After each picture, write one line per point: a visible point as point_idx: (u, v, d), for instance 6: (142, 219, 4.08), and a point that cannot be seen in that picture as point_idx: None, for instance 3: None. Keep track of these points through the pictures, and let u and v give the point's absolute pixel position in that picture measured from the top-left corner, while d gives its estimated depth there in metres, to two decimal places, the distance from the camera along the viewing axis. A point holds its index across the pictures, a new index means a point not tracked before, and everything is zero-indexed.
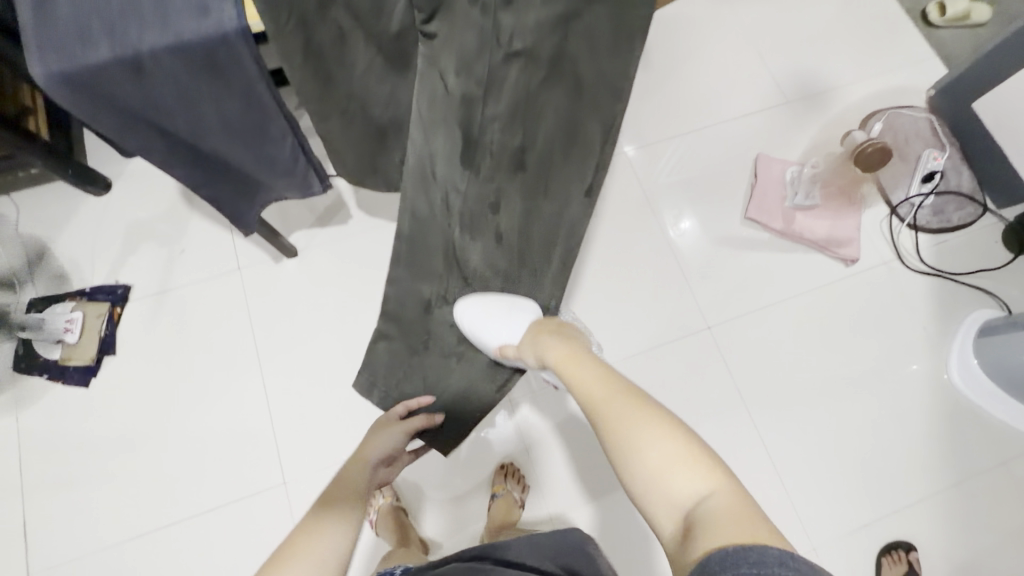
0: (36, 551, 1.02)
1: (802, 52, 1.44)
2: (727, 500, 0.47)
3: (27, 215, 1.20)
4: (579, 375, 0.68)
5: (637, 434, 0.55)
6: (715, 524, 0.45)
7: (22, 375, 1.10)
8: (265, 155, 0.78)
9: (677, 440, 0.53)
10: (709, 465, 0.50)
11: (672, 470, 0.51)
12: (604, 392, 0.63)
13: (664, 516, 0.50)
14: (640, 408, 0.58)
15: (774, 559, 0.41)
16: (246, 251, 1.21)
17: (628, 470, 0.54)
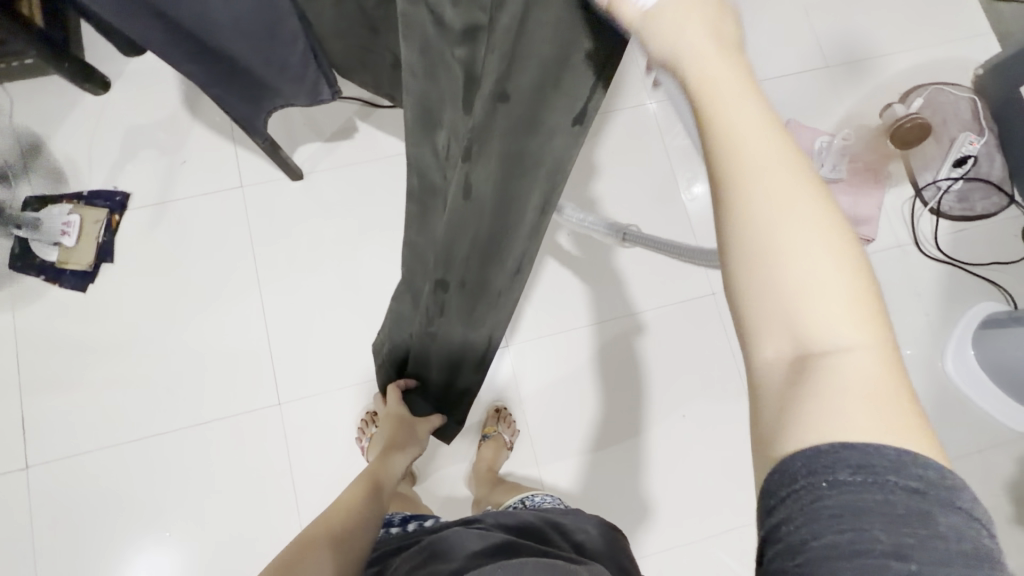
0: (35, 445, 1.04)
1: (851, 13, 1.35)
2: (882, 370, 0.26)
3: (22, 109, 1.14)
4: (719, 80, 0.26)
5: (781, 221, 0.27)
6: (847, 406, 0.26)
7: (19, 274, 1.09)
8: (275, 58, 0.74)
9: (840, 268, 0.27)
10: (870, 300, 0.27)
11: (820, 303, 0.27)
12: (753, 113, 0.26)
13: (768, 337, 0.27)
14: (797, 164, 0.27)
15: (893, 463, 0.25)
16: (250, 170, 1.17)
17: (740, 269, 0.27)
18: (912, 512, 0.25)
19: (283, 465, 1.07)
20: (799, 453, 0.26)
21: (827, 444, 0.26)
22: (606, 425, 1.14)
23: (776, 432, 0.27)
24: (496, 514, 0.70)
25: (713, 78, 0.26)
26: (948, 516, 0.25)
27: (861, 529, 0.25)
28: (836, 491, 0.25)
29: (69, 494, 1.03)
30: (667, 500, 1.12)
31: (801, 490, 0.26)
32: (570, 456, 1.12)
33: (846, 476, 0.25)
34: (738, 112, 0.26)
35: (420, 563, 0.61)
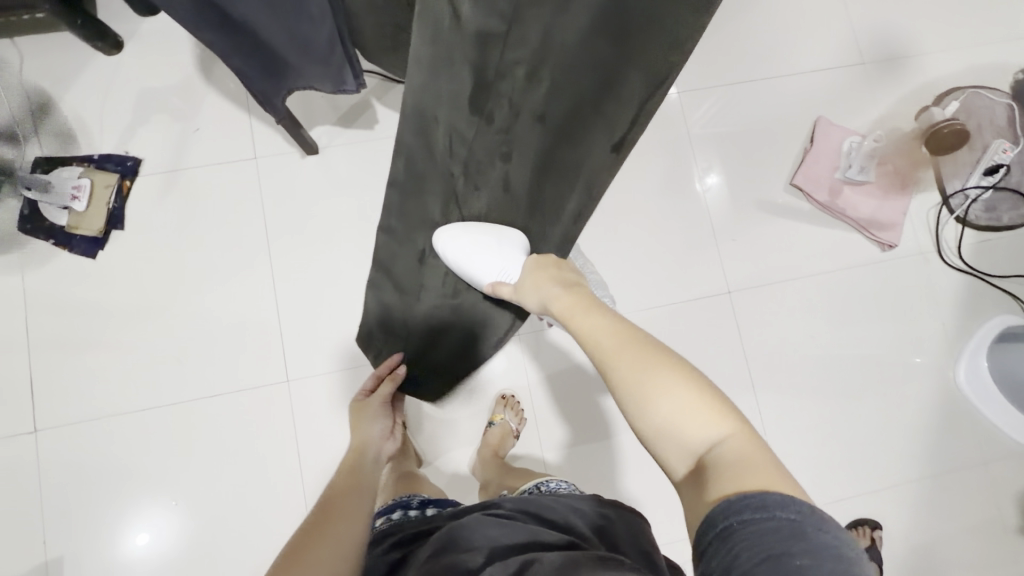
0: (42, 407, 1.04)
1: (892, 7, 1.29)
2: (740, 446, 0.46)
3: (31, 64, 1.11)
4: (577, 315, 0.64)
5: (647, 381, 0.52)
6: (729, 468, 0.44)
7: (27, 236, 1.07)
8: (301, 37, 0.72)
9: (690, 392, 0.50)
10: (719, 406, 0.49)
11: (685, 415, 0.49)
12: (606, 333, 0.59)
13: (675, 458, 0.49)
14: (644, 347, 0.55)
15: (775, 501, 0.39)
16: (264, 141, 1.14)
17: (636, 416, 0.51)
18: (792, 527, 0.37)
19: (290, 440, 1.07)
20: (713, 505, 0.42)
21: (734, 495, 0.41)
22: (613, 417, 1.14)
23: (699, 507, 0.44)
24: (513, 502, 0.70)
25: (575, 313, 0.64)
26: (818, 534, 0.37)
27: (770, 546, 0.36)
28: (746, 524, 0.39)
29: (78, 459, 1.04)
30: (668, 494, 1.13)
31: (723, 528, 0.40)
32: (575, 446, 1.13)
33: (749, 513, 0.39)
34: (595, 331, 0.61)
35: (439, 550, 0.61)
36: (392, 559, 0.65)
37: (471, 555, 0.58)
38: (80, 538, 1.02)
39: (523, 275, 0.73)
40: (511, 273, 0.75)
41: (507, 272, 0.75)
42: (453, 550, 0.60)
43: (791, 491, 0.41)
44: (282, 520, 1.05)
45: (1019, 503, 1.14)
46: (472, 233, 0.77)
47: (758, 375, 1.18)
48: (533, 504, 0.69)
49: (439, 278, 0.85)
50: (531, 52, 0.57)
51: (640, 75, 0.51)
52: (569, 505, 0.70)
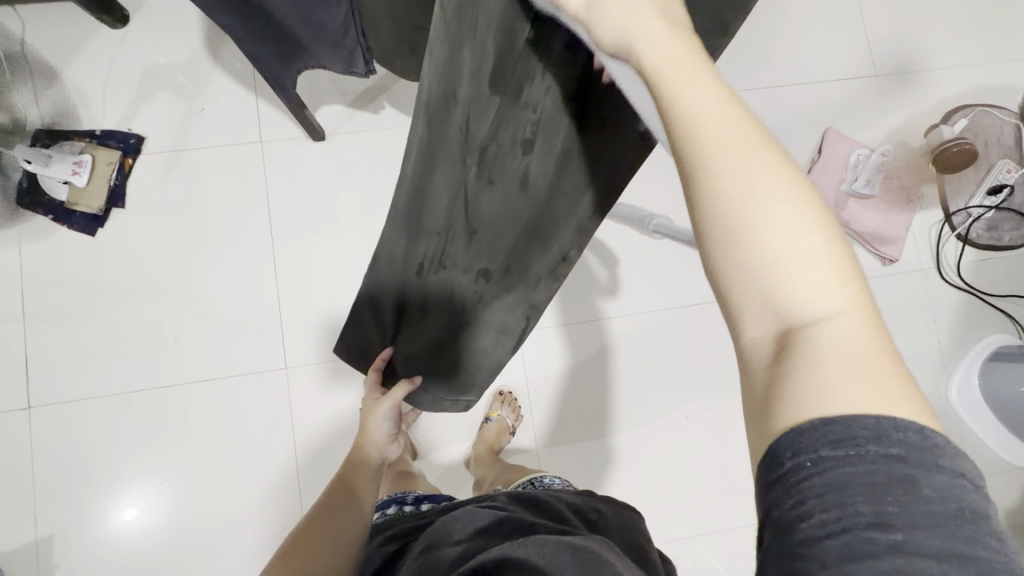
0: (37, 385, 1.04)
1: (907, 21, 1.29)
2: (864, 333, 0.26)
3: (33, 34, 1.08)
4: (673, 63, 0.27)
5: (744, 201, 0.26)
6: (836, 379, 0.25)
7: (26, 211, 1.06)
8: (314, 18, 0.69)
9: (819, 231, 0.26)
10: (846, 265, 0.26)
11: (798, 274, 0.26)
12: (712, 93, 0.27)
13: (749, 313, 0.27)
14: (760, 140, 0.27)
15: (869, 431, 0.24)
16: (270, 124, 1.13)
17: (716, 255, 0.27)
18: (884, 476, 0.24)
19: (286, 427, 1.07)
20: (782, 436, 0.25)
21: (808, 423, 0.25)
22: (608, 418, 1.15)
23: (755, 428, 0.27)
24: (505, 493, 0.72)
25: (666, 61, 0.27)
26: (932, 477, 0.23)
27: (846, 496, 0.24)
28: (818, 471, 0.24)
29: (71, 437, 1.03)
30: (657, 496, 1.14)
31: (787, 473, 0.25)
32: (569, 444, 1.14)
33: (827, 451, 0.24)
34: (694, 92, 0.26)
35: (434, 542, 0.61)
36: (388, 550, 0.66)
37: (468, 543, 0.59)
38: (71, 516, 1.01)
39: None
40: None
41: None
42: (448, 540, 0.60)
43: (914, 410, 0.25)
44: (274, 506, 1.05)
45: (999, 519, 1.17)
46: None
47: None
48: (524, 492, 0.72)
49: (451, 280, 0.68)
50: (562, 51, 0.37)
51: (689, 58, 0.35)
52: (561, 497, 0.71)
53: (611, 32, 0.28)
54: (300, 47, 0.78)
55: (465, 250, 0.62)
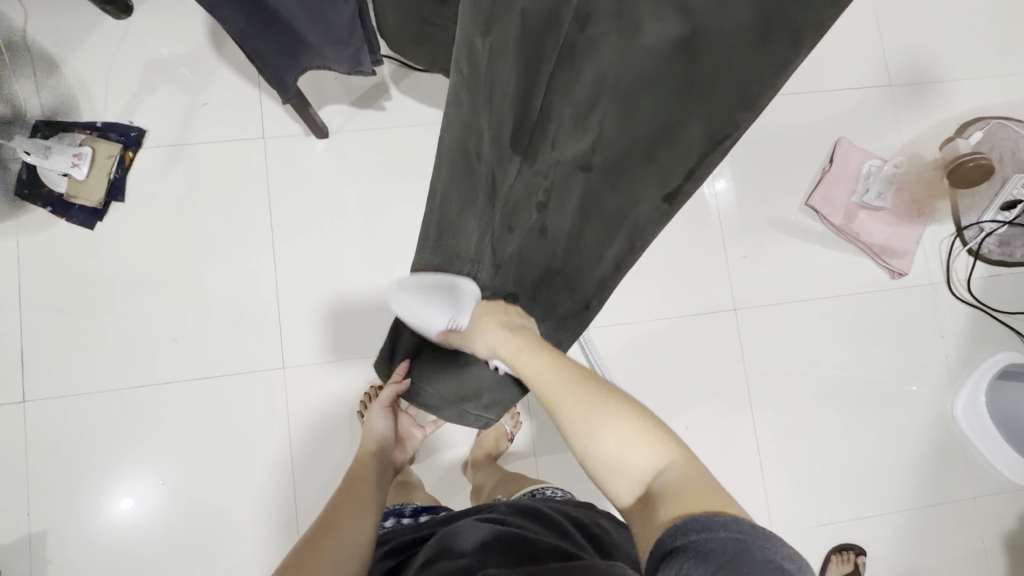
0: (32, 378, 1.03)
1: (924, 29, 1.26)
2: (682, 472, 0.43)
3: (36, 23, 1.07)
4: (522, 352, 0.53)
5: (584, 418, 0.48)
6: (671, 496, 0.41)
7: (25, 202, 1.05)
8: (320, 16, 0.68)
9: (630, 425, 0.47)
10: (655, 434, 0.46)
11: (629, 452, 0.46)
12: (545, 364, 0.52)
13: (620, 486, 0.46)
14: (585, 382, 0.50)
15: (717, 522, 0.37)
16: (273, 120, 1.11)
17: (584, 452, 0.48)
18: (740, 541, 0.35)
19: (282, 427, 1.06)
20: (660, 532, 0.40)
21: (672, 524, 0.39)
22: None
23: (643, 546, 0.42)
24: (505, 503, 0.71)
25: (518, 352, 0.53)
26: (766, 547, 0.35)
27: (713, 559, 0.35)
28: (696, 541, 0.36)
29: (66, 432, 1.02)
30: None
31: (680, 545, 0.37)
32: (568, 451, 1.13)
33: (693, 533, 0.37)
34: (538, 365, 0.52)
35: (434, 555, 0.60)
36: (388, 565, 0.64)
37: (464, 558, 0.57)
38: (64, 512, 1.01)
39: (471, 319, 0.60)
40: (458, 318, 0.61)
41: (455, 318, 0.62)
42: (449, 553, 0.59)
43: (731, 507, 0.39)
44: (268, 507, 1.04)
45: (1000, 539, 1.15)
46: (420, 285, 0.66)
47: (755, 393, 1.17)
48: (522, 502, 0.70)
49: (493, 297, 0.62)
50: (589, 88, 0.35)
51: (701, 129, 0.30)
52: (561, 509, 0.70)
53: (482, 345, 0.57)
54: (305, 45, 0.76)
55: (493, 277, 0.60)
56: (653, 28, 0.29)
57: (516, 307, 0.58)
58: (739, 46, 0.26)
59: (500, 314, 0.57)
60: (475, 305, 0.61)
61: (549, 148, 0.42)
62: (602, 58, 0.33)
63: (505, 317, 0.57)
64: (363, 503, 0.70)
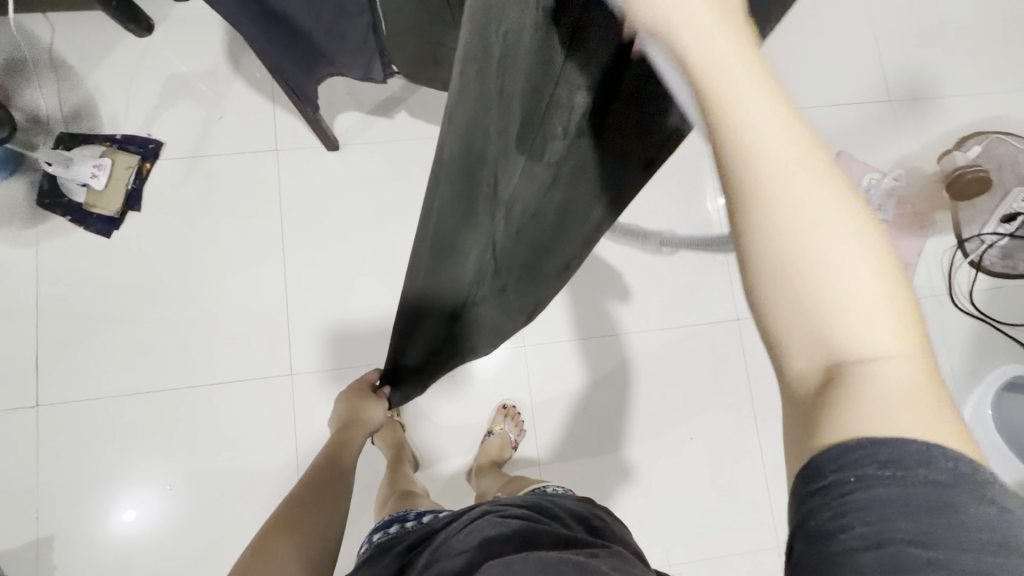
0: (46, 381, 1.05)
1: (922, 46, 1.29)
2: (921, 374, 0.26)
3: (61, 40, 1.11)
4: (725, 66, 0.24)
5: (800, 213, 0.25)
6: (888, 409, 0.25)
7: (45, 211, 1.08)
8: (337, 29, 0.72)
9: (879, 267, 0.26)
10: (908, 311, 0.26)
11: (854, 314, 0.25)
12: (773, 118, 0.25)
13: (808, 354, 0.26)
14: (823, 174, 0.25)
15: (915, 457, 0.25)
16: (286, 133, 1.15)
17: (771, 276, 0.26)
18: (928, 498, 0.25)
19: (289, 431, 1.07)
20: (829, 449, 0.26)
21: (856, 441, 0.25)
22: (612, 433, 1.14)
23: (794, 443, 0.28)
24: (507, 499, 0.71)
25: (720, 62, 0.24)
26: (975, 511, 0.24)
27: (885, 526, 0.25)
28: (866, 487, 0.25)
29: (77, 437, 1.04)
30: (659, 517, 1.12)
31: (831, 485, 0.26)
32: (573, 461, 1.13)
33: (873, 470, 0.25)
34: (753, 129, 0.25)
35: (437, 556, 0.60)
36: (392, 568, 0.65)
37: (466, 553, 0.58)
38: (74, 515, 1.02)
39: None
40: None
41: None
42: (445, 554, 0.60)
43: (954, 442, 0.26)
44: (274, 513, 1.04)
45: None
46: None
47: (760, 403, 1.17)
48: (521, 498, 0.70)
49: (481, 320, 0.72)
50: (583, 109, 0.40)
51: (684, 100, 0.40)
52: (564, 506, 0.70)
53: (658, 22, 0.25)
54: (322, 54, 0.79)
55: (493, 284, 0.65)
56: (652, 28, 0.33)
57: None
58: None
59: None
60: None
61: (559, 137, 0.43)
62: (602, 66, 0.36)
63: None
64: (318, 511, 0.70)
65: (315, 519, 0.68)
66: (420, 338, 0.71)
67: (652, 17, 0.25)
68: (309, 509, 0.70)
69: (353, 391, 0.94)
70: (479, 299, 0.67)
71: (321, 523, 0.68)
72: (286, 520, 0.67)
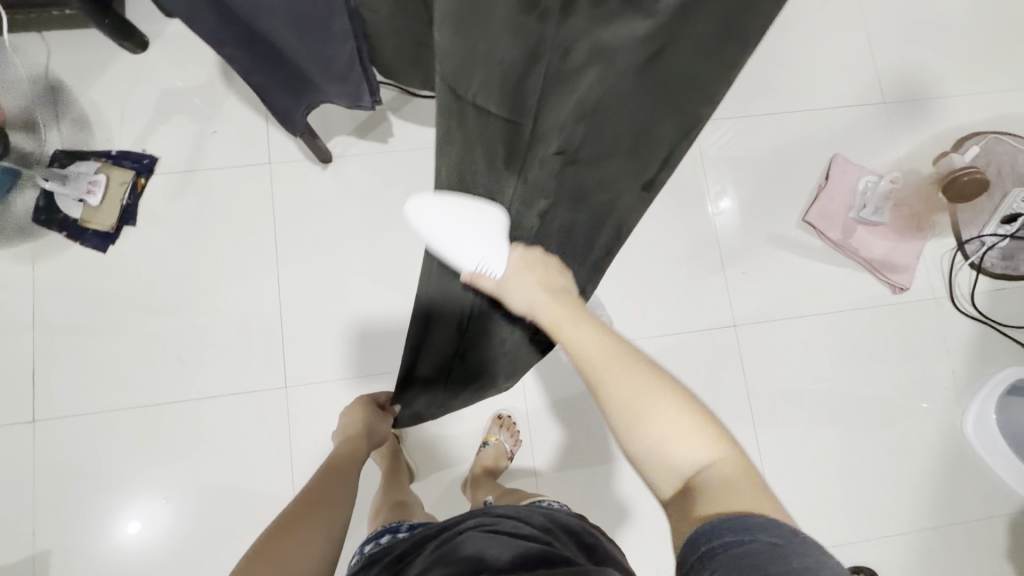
0: (42, 396, 1.05)
1: (917, 47, 1.28)
2: (732, 470, 0.46)
3: (57, 59, 1.13)
4: (565, 323, 0.55)
5: (635, 396, 0.49)
6: (719, 492, 0.44)
7: (41, 227, 1.09)
8: (323, 55, 0.72)
9: (687, 416, 0.48)
10: (716, 434, 0.48)
11: (676, 445, 0.47)
12: (601, 345, 0.53)
13: (665, 480, 0.48)
14: (633, 365, 0.51)
15: (756, 525, 0.40)
16: (279, 147, 1.15)
17: (629, 433, 0.49)
18: (772, 547, 0.38)
19: (283, 445, 1.07)
20: (699, 529, 0.42)
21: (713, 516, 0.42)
22: (609, 441, 1.13)
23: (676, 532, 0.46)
24: (500, 509, 0.70)
25: (562, 321, 0.55)
26: (800, 556, 0.37)
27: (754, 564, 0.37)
28: (727, 548, 0.39)
29: (73, 452, 1.04)
30: (658, 527, 1.11)
31: (705, 552, 0.40)
32: (570, 470, 1.12)
33: (729, 536, 0.40)
34: (591, 352, 0.53)
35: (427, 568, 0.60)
36: None
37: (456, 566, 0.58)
38: (69, 530, 1.02)
39: (508, 270, 0.58)
40: (491, 263, 0.58)
41: (489, 263, 0.58)
42: (449, 561, 0.59)
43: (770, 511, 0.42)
44: None
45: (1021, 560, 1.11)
46: (449, 210, 0.58)
47: (758, 410, 1.16)
48: (514, 510, 0.69)
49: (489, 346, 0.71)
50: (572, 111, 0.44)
51: (672, 124, 0.42)
52: (552, 518, 0.70)
53: (524, 302, 0.57)
54: (309, 82, 0.80)
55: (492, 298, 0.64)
56: (628, 44, 0.39)
57: (553, 265, 0.59)
58: (697, 58, 0.38)
59: (544, 276, 0.58)
60: (510, 252, 0.58)
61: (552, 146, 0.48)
62: (591, 83, 0.42)
63: (549, 280, 0.58)
64: (316, 519, 0.69)
65: (311, 529, 0.68)
66: (432, 351, 0.73)
67: (524, 303, 0.57)
68: (306, 520, 0.69)
69: (360, 405, 0.97)
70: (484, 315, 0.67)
71: (317, 532, 0.68)
72: (280, 532, 0.66)
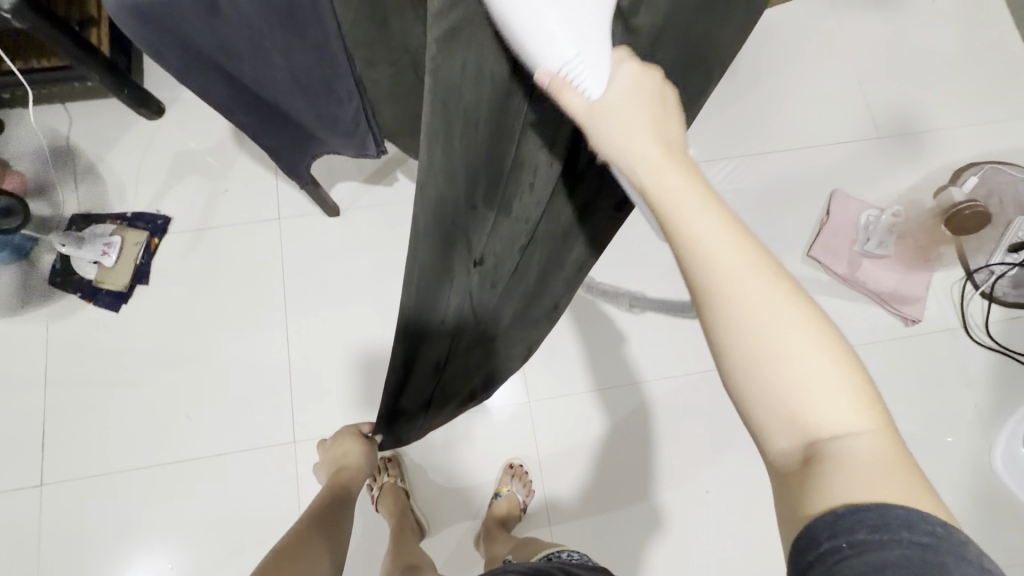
0: (51, 458, 1.05)
1: (906, 83, 1.31)
2: (881, 444, 0.32)
3: (78, 128, 1.18)
4: (677, 195, 0.34)
5: (765, 317, 0.33)
6: (858, 472, 0.31)
7: (56, 289, 1.11)
8: (328, 113, 0.75)
9: (834, 360, 0.33)
10: (863, 392, 0.33)
11: (812, 396, 0.33)
12: (721, 225, 0.33)
13: (782, 435, 0.33)
14: (774, 265, 0.33)
15: (901, 525, 0.30)
16: (288, 202, 1.18)
17: (747, 368, 0.33)
18: (916, 558, 0.29)
19: (292, 503, 1.05)
20: (818, 518, 0.31)
21: (840, 508, 0.31)
22: (626, 487, 1.10)
23: (793, 511, 0.33)
24: (518, 564, 0.68)
25: (674, 182, 0.34)
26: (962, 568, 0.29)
27: None
28: (858, 551, 0.30)
29: (79, 516, 1.02)
30: None
31: (827, 552, 0.30)
32: (586, 520, 1.08)
33: (863, 535, 0.30)
34: (710, 241, 0.33)
35: None
36: None
37: None
38: None
39: (608, 94, 0.35)
40: (592, 73, 0.35)
41: (582, 68, 0.34)
42: None
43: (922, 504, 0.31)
44: None
45: None
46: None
47: None
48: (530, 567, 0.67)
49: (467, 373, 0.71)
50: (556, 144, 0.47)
51: None
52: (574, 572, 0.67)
53: (606, 144, 0.36)
54: (315, 138, 0.83)
55: (472, 330, 0.63)
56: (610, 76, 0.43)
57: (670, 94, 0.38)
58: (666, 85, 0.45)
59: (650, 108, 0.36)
60: (615, 67, 0.36)
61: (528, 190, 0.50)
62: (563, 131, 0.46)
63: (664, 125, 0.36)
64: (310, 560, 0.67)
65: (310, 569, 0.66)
66: (413, 388, 0.67)
67: (614, 146, 0.35)
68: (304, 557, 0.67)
69: (337, 444, 0.94)
70: (462, 350, 0.66)
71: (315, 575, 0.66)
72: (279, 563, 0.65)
